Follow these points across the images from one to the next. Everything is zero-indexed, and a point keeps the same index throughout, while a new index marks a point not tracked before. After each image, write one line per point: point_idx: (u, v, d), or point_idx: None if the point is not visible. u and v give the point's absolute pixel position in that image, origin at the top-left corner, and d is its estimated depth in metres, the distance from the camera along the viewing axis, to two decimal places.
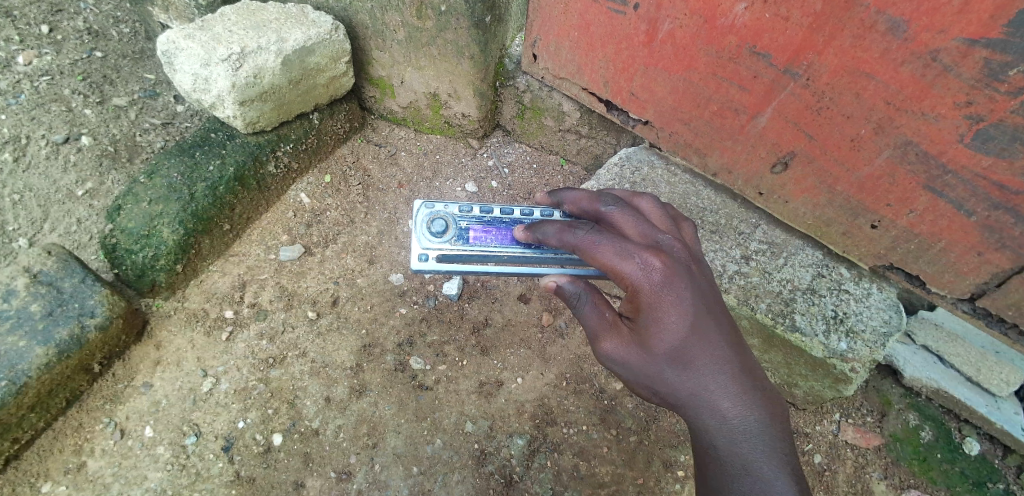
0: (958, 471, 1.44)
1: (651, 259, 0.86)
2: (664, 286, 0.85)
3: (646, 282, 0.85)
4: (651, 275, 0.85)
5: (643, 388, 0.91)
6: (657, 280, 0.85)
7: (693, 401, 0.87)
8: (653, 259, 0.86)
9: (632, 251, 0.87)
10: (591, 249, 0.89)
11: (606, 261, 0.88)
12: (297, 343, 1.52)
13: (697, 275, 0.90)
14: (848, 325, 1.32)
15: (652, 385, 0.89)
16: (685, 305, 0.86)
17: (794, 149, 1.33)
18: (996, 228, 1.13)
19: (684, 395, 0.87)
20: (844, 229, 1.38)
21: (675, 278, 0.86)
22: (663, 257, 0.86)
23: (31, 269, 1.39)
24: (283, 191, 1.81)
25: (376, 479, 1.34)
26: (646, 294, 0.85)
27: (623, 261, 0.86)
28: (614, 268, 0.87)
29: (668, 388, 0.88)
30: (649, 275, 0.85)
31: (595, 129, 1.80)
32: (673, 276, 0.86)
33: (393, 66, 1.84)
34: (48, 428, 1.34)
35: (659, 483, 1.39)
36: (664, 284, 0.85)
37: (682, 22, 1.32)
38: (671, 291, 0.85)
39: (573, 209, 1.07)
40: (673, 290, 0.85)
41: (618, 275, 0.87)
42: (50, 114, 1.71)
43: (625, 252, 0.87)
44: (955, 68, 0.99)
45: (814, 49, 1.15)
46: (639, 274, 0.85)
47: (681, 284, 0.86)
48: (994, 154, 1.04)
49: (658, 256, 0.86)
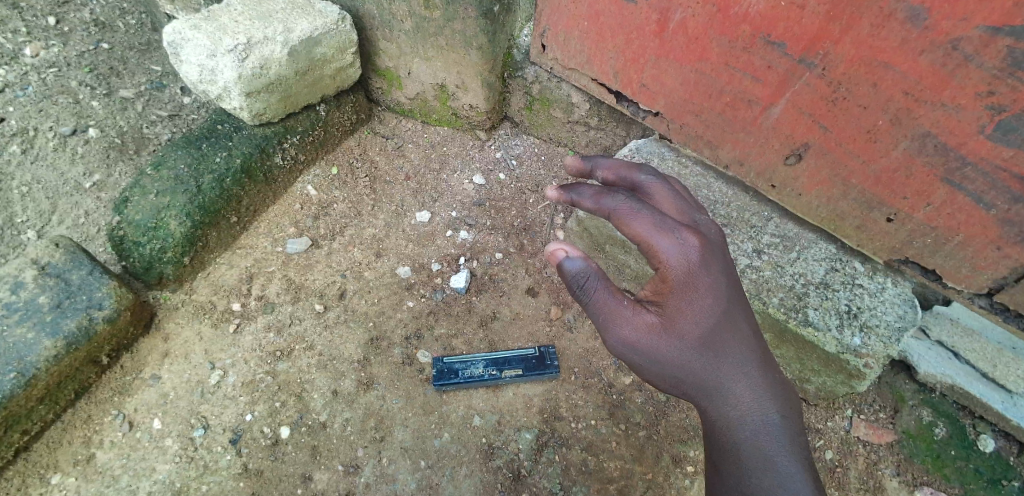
0: (972, 468, 1.41)
1: (688, 236, 0.93)
2: (699, 265, 0.92)
3: (682, 258, 0.92)
4: (686, 250, 0.92)
5: (664, 376, 0.95)
6: (691, 256, 0.92)
7: (716, 390, 0.91)
8: (691, 238, 0.93)
9: (670, 226, 0.93)
10: (630, 216, 0.94)
11: (646, 233, 0.93)
12: (305, 335, 1.52)
13: (725, 259, 0.98)
14: (862, 320, 1.30)
15: (677, 371, 0.93)
16: (715, 286, 0.93)
17: (808, 141, 1.31)
18: (1017, 222, 1.10)
19: (709, 384, 0.92)
20: (859, 222, 1.35)
21: (707, 258, 0.94)
22: (698, 236, 0.94)
23: (39, 261, 1.39)
24: (290, 184, 1.80)
25: (383, 472, 1.33)
26: (680, 270, 0.91)
27: (661, 234, 0.92)
28: (651, 240, 0.92)
29: (693, 375, 0.92)
30: (684, 251, 0.92)
31: (605, 120, 1.78)
32: (706, 256, 0.94)
33: (400, 57, 1.82)
34: (58, 419, 1.35)
35: (668, 479, 1.38)
36: (698, 261, 0.92)
37: (694, 11, 1.29)
38: (703, 270, 0.93)
39: (607, 176, 1.14)
40: (704, 269, 0.93)
41: (654, 247, 0.92)
42: (57, 107, 1.70)
43: (664, 224, 0.93)
44: (977, 58, 0.97)
45: (831, 38, 1.12)
46: (678, 249, 0.92)
47: (711, 264, 0.94)
48: (1016, 145, 1.01)
49: (694, 235, 0.94)
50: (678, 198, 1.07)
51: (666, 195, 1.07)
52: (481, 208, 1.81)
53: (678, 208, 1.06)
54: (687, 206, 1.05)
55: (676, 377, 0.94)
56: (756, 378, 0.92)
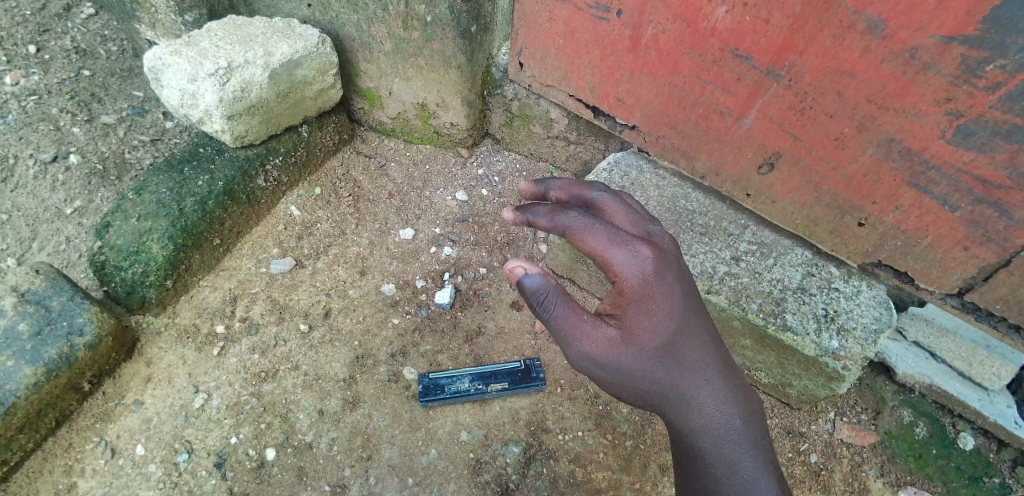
0: (954, 466, 1.43)
1: (641, 248, 0.95)
2: (654, 274, 0.94)
3: (637, 270, 0.93)
4: (640, 262, 0.94)
5: (629, 388, 0.98)
6: (645, 267, 0.94)
7: (679, 399, 0.95)
8: (645, 248, 0.95)
9: (624, 239, 0.95)
10: (583, 231, 0.96)
11: (598, 246, 0.95)
12: (289, 356, 1.51)
13: (681, 269, 1.00)
14: (839, 323, 1.32)
15: (640, 382, 0.96)
16: (671, 295, 0.96)
17: (780, 149, 1.34)
18: (981, 222, 1.14)
19: (671, 394, 0.95)
20: (833, 227, 1.38)
21: (662, 268, 0.96)
22: (652, 247, 0.96)
23: (18, 288, 1.38)
24: (273, 205, 1.81)
25: (371, 491, 1.32)
26: (636, 282, 0.94)
27: (614, 247, 0.94)
28: (605, 253, 0.94)
29: (656, 386, 0.96)
30: (638, 263, 0.94)
31: (583, 135, 1.81)
32: (660, 266, 0.96)
33: (380, 77, 1.85)
34: (38, 449, 1.32)
35: (656, 487, 1.38)
36: (652, 272, 0.94)
37: (665, 26, 1.33)
38: (658, 280, 0.95)
39: (560, 196, 1.16)
40: (659, 279, 0.95)
41: (608, 260, 0.94)
42: (38, 134, 1.70)
43: (616, 237, 0.95)
44: (934, 66, 1.01)
45: (796, 49, 1.16)
46: (632, 260, 0.94)
47: (666, 274, 0.96)
48: (976, 149, 1.05)
49: (647, 246, 0.96)
50: (631, 211, 1.09)
51: (618, 209, 1.09)
52: (464, 224, 1.83)
53: (631, 221, 1.08)
54: (640, 219, 1.08)
55: (640, 388, 0.97)
56: (717, 385, 0.96)
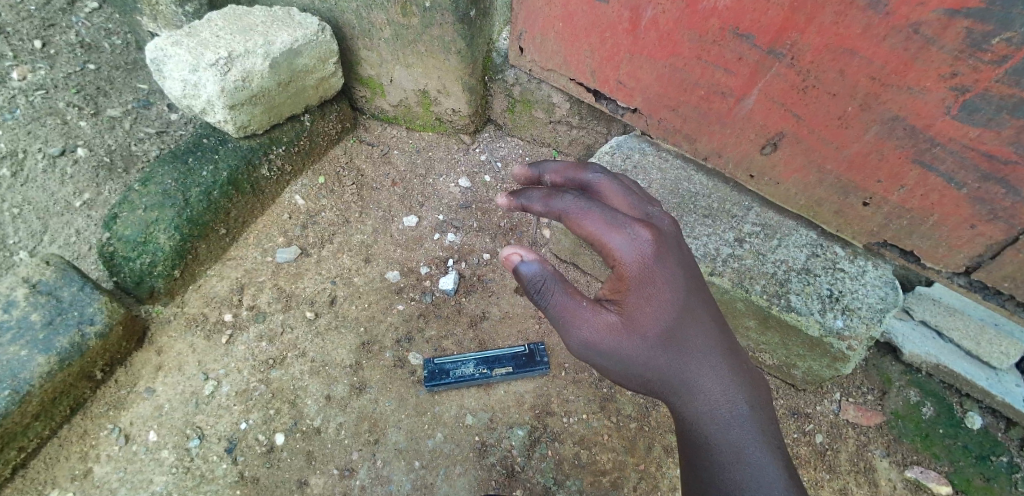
0: (960, 445, 1.43)
1: (640, 231, 0.95)
2: (652, 258, 0.94)
3: (635, 253, 0.93)
4: (639, 245, 0.94)
5: (631, 375, 0.98)
6: (645, 250, 0.94)
7: (681, 386, 0.95)
8: (643, 231, 0.94)
9: (622, 222, 0.95)
10: (580, 215, 0.95)
11: (596, 230, 0.95)
12: (297, 343, 1.53)
13: (681, 251, 1.00)
14: (844, 303, 1.31)
15: (642, 368, 0.96)
16: (671, 279, 0.95)
17: (782, 130, 1.33)
18: (987, 199, 1.12)
19: (674, 380, 0.95)
20: (836, 207, 1.37)
21: (662, 251, 0.96)
22: (651, 230, 0.96)
23: (30, 279, 1.41)
24: (278, 194, 1.82)
25: (378, 474, 1.34)
26: (635, 266, 0.93)
27: (613, 232, 0.94)
28: (603, 237, 0.94)
29: (658, 372, 0.96)
30: (637, 246, 0.94)
31: (585, 119, 1.80)
32: (660, 249, 0.96)
33: (381, 65, 1.85)
34: (54, 436, 1.36)
35: (660, 468, 1.39)
36: (651, 255, 0.94)
37: (664, 7, 1.32)
38: (658, 264, 0.94)
39: (555, 180, 1.15)
40: (660, 263, 0.95)
41: (607, 246, 0.94)
42: (45, 128, 1.71)
43: (615, 221, 0.95)
44: (938, 40, 0.99)
45: (796, 28, 1.14)
46: (630, 244, 0.94)
47: (665, 257, 0.96)
48: (982, 124, 1.04)
49: (646, 228, 0.95)
50: (629, 194, 1.08)
51: (616, 191, 1.08)
52: (468, 210, 1.83)
53: (630, 204, 1.07)
54: (638, 201, 1.07)
55: (642, 375, 0.97)
56: (721, 371, 0.96)
